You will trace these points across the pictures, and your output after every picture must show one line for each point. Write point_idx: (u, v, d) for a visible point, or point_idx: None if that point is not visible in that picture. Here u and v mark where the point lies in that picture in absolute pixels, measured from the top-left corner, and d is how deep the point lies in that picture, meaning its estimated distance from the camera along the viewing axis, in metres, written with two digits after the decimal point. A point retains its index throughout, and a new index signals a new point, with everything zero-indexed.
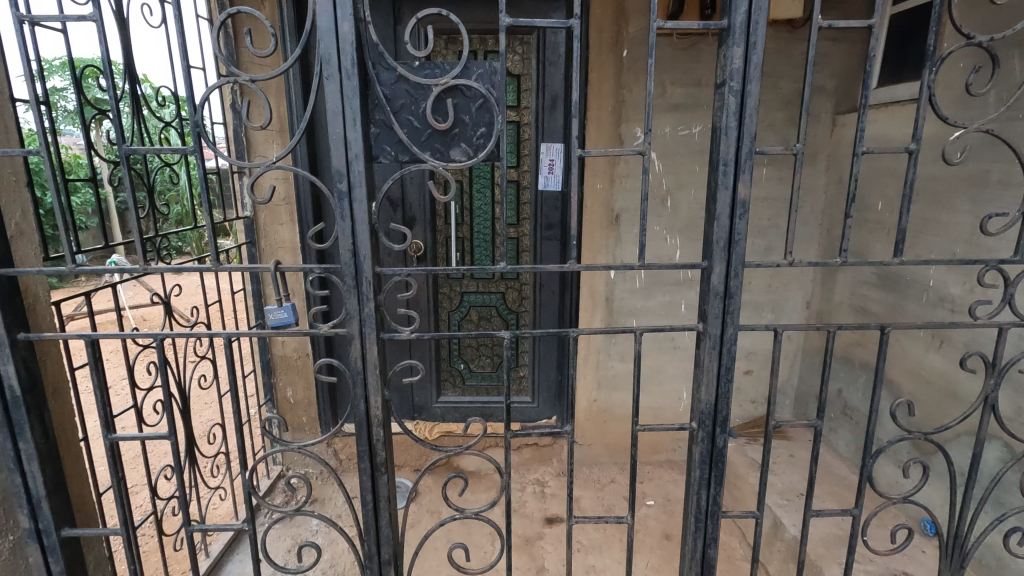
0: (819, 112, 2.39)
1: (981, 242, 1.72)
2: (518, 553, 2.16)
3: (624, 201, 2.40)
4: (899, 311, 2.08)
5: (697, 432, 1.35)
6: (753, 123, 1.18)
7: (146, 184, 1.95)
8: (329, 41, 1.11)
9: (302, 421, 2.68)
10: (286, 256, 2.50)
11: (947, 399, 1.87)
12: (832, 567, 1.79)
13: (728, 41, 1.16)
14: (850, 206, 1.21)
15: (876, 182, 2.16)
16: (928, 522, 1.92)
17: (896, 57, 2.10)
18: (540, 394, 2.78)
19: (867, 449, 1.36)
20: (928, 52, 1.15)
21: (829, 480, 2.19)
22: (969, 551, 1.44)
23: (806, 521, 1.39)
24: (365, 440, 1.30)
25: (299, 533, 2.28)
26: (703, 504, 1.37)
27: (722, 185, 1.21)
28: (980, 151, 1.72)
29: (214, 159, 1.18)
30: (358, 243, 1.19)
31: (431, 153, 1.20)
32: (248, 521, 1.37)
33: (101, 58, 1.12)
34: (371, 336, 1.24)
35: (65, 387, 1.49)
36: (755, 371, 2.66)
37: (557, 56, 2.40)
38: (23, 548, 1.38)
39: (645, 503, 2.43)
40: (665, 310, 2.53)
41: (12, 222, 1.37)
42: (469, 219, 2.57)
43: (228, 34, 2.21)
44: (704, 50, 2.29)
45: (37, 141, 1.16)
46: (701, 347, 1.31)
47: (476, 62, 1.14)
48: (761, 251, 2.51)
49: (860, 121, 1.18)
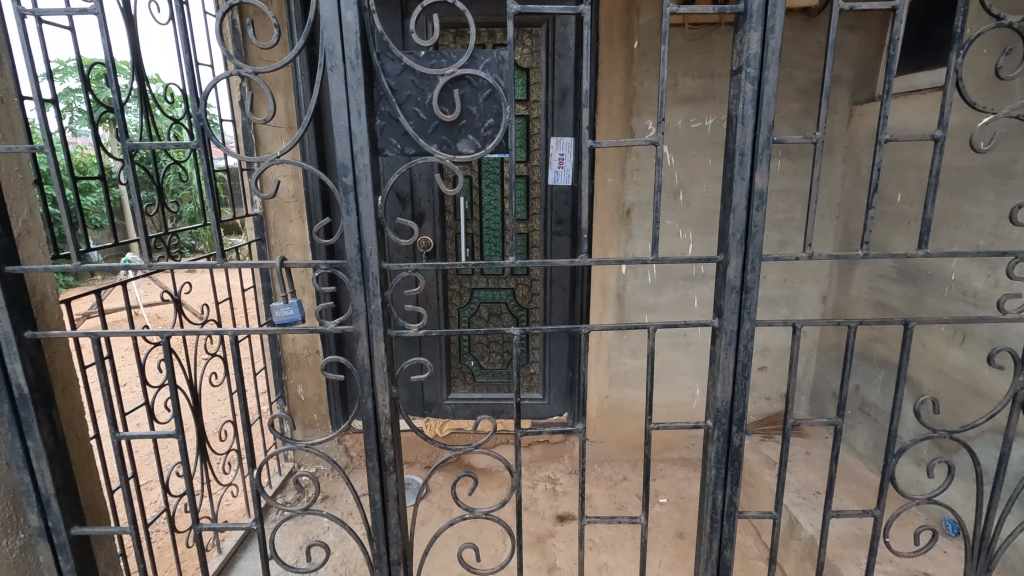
0: (837, 103, 2.32)
1: (1007, 233, 1.66)
2: (529, 551, 2.14)
3: (636, 195, 2.35)
4: (919, 305, 2.02)
5: (713, 431, 1.31)
6: (770, 111, 1.13)
7: (156, 183, 1.84)
8: (332, 31, 1.08)
9: (313, 418, 2.68)
10: (295, 254, 2.49)
11: (970, 396, 1.82)
12: (851, 568, 1.74)
13: (745, 26, 1.12)
14: (873, 198, 1.15)
15: (897, 173, 2.09)
16: (951, 521, 1.87)
17: (916, 43, 2.03)
18: (551, 391, 2.75)
19: (890, 448, 1.31)
20: (956, 35, 1.10)
21: (849, 480, 2.13)
22: (996, 553, 1.39)
23: (826, 521, 1.35)
24: (374, 439, 1.28)
25: (310, 530, 2.28)
26: (719, 504, 1.34)
27: (739, 176, 1.17)
28: (1007, 139, 1.66)
29: (222, 157, 1.13)
30: (364, 238, 1.17)
31: (438, 145, 1.17)
32: (257, 521, 1.34)
33: (105, 50, 1.10)
34: (377, 333, 1.22)
35: (75, 385, 1.47)
36: (770, 368, 2.61)
37: (567, 48, 2.35)
38: (33, 547, 1.38)
39: (658, 501, 2.40)
40: (678, 305, 2.49)
41: (21, 220, 1.34)
42: (479, 214, 2.54)
43: (235, 29, 2.20)
44: (717, 40, 2.23)
45: (40, 137, 1.13)
46: (717, 342, 1.27)
47: (484, 51, 1.11)
48: (776, 246, 2.45)
49: (884, 107, 1.13)
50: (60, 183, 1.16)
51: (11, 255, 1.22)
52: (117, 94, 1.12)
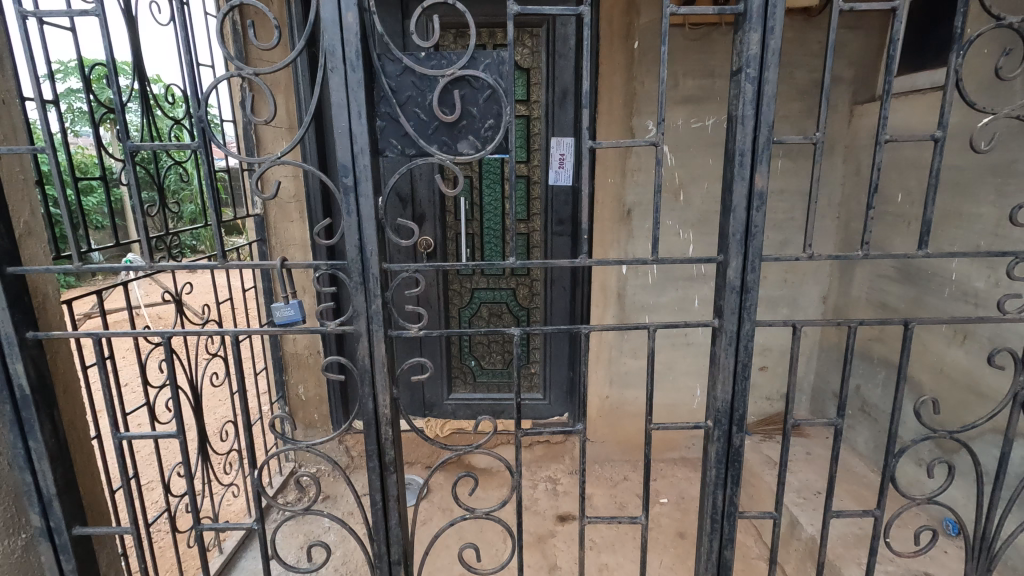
0: (838, 103, 2.32)
1: (1007, 233, 1.66)
2: (530, 551, 2.14)
3: (636, 195, 2.35)
4: (919, 305, 2.02)
5: (713, 431, 1.31)
6: (770, 111, 1.14)
7: (157, 184, 1.84)
8: (333, 32, 1.08)
9: (314, 418, 2.68)
10: (296, 254, 2.50)
11: (970, 396, 1.82)
12: (851, 568, 1.74)
13: (744, 27, 1.12)
14: (873, 198, 1.15)
15: (898, 173, 2.09)
16: (951, 522, 1.87)
17: (917, 43, 2.03)
18: (551, 391, 2.76)
19: (890, 448, 1.31)
20: (956, 35, 1.10)
21: (850, 480, 2.14)
22: (997, 554, 1.39)
23: (826, 521, 1.35)
24: (375, 440, 1.28)
25: (311, 530, 2.29)
26: (719, 504, 1.34)
27: (738, 177, 1.17)
28: (1008, 139, 1.66)
29: (223, 158, 1.13)
30: (365, 239, 1.17)
31: (438, 146, 1.17)
32: (258, 521, 1.34)
33: (106, 51, 1.10)
34: (378, 334, 1.22)
35: (76, 386, 1.47)
36: (771, 368, 2.61)
37: (567, 48, 2.35)
38: (35, 547, 1.38)
39: (659, 501, 2.40)
40: (679, 305, 2.49)
41: (22, 221, 1.34)
42: (480, 214, 2.54)
43: (235, 30, 2.21)
44: (718, 40, 2.23)
45: (42, 139, 1.14)
46: (717, 342, 1.27)
47: (484, 52, 1.11)
48: (777, 246, 2.45)
49: (883, 107, 1.13)
50: (61, 184, 1.16)
51: (14, 255, 1.22)
52: (118, 95, 1.12)
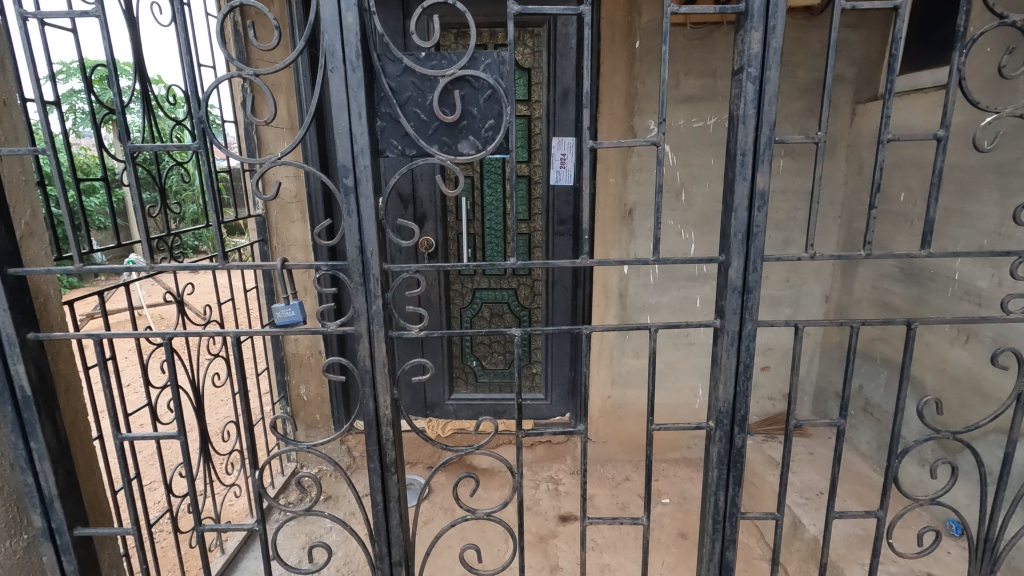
0: (840, 102, 2.31)
1: (1009, 232, 1.65)
2: (531, 551, 2.14)
3: (638, 195, 2.35)
4: (922, 305, 2.01)
5: (715, 432, 1.30)
6: (771, 111, 1.13)
7: (158, 183, 1.84)
8: (333, 32, 1.08)
9: (316, 418, 2.68)
10: (297, 254, 2.50)
11: (974, 396, 1.80)
12: (854, 568, 1.74)
13: (746, 26, 1.12)
14: (875, 198, 1.15)
15: (900, 172, 2.09)
16: (955, 522, 1.86)
17: (920, 42, 2.02)
18: (553, 391, 2.76)
19: (892, 449, 1.30)
20: (959, 34, 1.09)
21: (852, 480, 2.13)
22: (1000, 555, 1.39)
23: (828, 523, 1.34)
24: (375, 440, 1.28)
25: (313, 531, 2.29)
26: (721, 505, 1.33)
27: (740, 176, 1.16)
28: (1011, 138, 1.64)
29: (224, 159, 1.13)
30: (365, 239, 1.17)
31: (438, 146, 1.17)
32: (260, 522, 1.34)
33: (105, 52, 1.10)
34: (378, 335, 1.22)
35: (78, 386, 1.47)
36: (773, 368, 2.60)
37: (568, 48, 2.35)
38: (36, 548, 1.38)
39: (660, 501, 2.40)
40: (680, 305, 2.48)
41: (22, 222, 1.34)
42: (481, 214, 2.54)
43: (237, 31, 2.21)
44: (719, 39, 2.22)
45: (43, 139, 1.13)
46: (718, 343, 1.27)
47: (484, 52, 1.11)
48: (779, 245, 2.44)
49: (885, 107, 1.12)
50: (62, 185, 1.16)
51: (15, 256, 1.22)
52: (118, 96, 1.12)
